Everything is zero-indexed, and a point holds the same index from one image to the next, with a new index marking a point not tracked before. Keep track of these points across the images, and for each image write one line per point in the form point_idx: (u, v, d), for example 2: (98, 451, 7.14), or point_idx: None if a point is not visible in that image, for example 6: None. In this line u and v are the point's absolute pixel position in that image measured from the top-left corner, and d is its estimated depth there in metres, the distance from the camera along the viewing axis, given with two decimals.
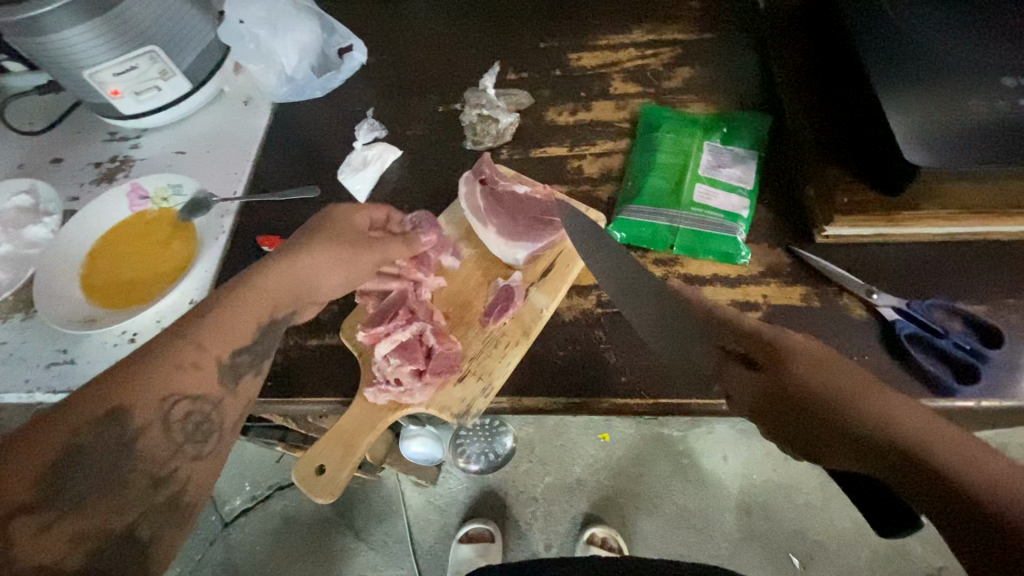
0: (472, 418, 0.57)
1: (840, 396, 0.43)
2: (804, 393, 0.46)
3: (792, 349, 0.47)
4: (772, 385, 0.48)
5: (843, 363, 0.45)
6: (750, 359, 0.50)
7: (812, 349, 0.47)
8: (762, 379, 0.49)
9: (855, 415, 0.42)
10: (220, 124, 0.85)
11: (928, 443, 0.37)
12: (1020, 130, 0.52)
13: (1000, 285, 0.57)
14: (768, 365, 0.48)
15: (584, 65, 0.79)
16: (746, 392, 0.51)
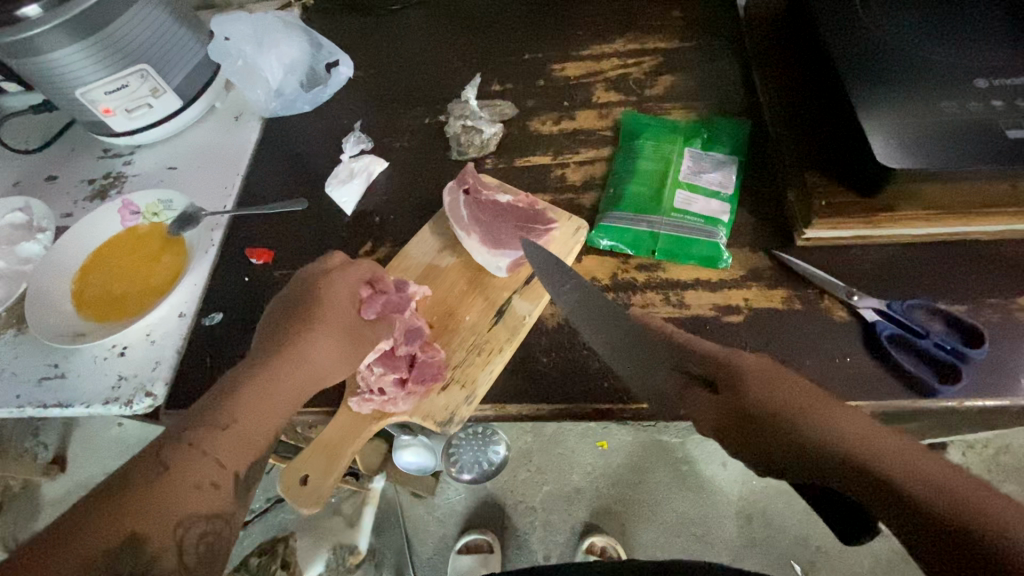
0: (456, 426, 0.57)
1: (795, 415, 0.45)
2: (756, 414, 0.48)
3: (747, 368, 0.50)
4: (724, 405, 0.51)
5: (783, 377, 0.49)
6: (710, 379, 0.53)
7: (764, 368, 0.50)
8: (714, 395, 0.52)
9: (807, 429, 0.44)
10: (212, 140, 0.87)
11: (873, 454, 0.40)
12: (992, 129, 0.52)
13: (984, 286, 0.57)
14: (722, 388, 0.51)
15: (568, 75, 0.80)
16: (704, 411, 0.52)
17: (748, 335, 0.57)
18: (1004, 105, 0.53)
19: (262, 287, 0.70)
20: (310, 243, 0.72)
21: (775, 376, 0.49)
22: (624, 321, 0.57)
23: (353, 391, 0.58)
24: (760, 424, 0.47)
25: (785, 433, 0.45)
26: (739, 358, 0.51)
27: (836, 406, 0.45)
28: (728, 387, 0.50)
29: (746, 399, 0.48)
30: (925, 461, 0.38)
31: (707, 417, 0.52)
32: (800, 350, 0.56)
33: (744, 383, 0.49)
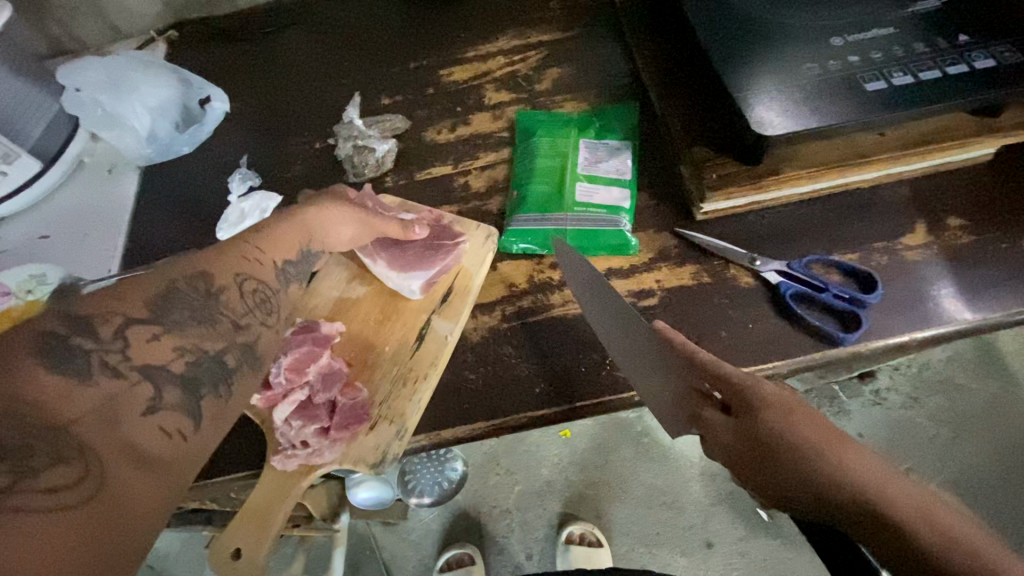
0: (390, 464, 0.54)
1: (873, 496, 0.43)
2: (817, 487, 0.45)
3: (807, 440, 0.47)
4: (769, 465, 0.49)
5: (847, 447, 0.47)
6: (747, 435, 0.50)
7: (786, 399, 0.50)
8: (748, 440, 0.51)
9: (893, 517, 0.41)
10: (85, 200, 0.79)
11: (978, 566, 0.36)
12: (854, 83, 0.55)
13: (873, 232, 0.60)
14: (764, 447, 0.49)
15: (456, 80, 0.78)
16: (743, 459, 0.51)
17: (665, 316, 0.58)
18: (861, 60, 0.56)
19: None
20: None
21: (837, 440, 0.47)
22: (637, 332, 0.56)
23: (274, 448, 0.54)
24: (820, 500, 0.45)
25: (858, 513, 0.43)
26: (784, 415, 0.49)
27: (857, 449, 0.47)
28: (748, 415, 0.50)
29: (809, 472, 0.46)
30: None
31: (720, 439, 0.53)
32: (716, 321, 0.57)
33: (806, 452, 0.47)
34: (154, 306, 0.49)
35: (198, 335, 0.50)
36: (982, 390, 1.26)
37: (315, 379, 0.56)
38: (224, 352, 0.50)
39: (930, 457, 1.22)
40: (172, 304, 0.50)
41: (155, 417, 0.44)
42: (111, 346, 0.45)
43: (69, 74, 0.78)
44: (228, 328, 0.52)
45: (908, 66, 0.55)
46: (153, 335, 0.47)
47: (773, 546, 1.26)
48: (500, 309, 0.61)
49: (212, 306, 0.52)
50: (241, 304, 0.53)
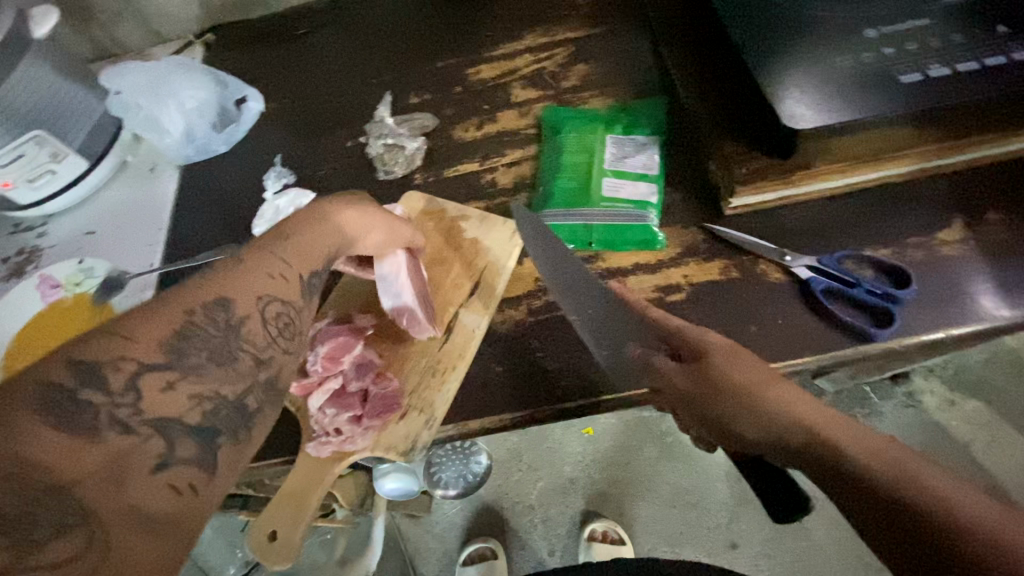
0: (420, 453, 0.55)
1: (815, 433, 0.45)
2: (765, 426, 0.48)
3: (748, 385, 0.49)
4: (720, 411, 0.52)
5: (784, 388, 0.49)
6: (698, 385, 0.53)
7: (737, 352, 0.52)
8: (700, 388, 0.52)
9: (838, 455, 0.43)
10: (129, 199, 0.82)
11: (906, 490, 0.39)
12: (889, 75, 0.54)
13: (908, 226, 0.59)
14: (715, 396, 0.51)
15: (483, 78, 0.79)
16: (697, 408, 0.54)
17: (693, 312, 0.58)
18: (895, 52, 0.55)
19: None
20: None
21: (777, 381, 0.49)
22: (618, 300, 0.59)
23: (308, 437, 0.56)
24: (772, 439, 0.48)
25: (806, 450, 0.45)
26: (726, 365, 0.50)
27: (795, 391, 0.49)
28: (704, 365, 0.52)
29: (759, 417, 0.49)
30: (974, 507, 0.37)
31: (680, 388, 0.54)
32: (744, 316, 0.57)
33: (757, 397, 0.49)
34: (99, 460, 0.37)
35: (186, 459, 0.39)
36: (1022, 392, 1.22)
37: (348, 368, 0.58)
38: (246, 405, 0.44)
39: (964, 461, 1.19)
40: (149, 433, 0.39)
41: (161, 491, 0.37)
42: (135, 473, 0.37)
43: (113, 78, 0.80)
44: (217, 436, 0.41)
45: (945, 58, 0.54)
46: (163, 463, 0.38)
47: (800, 549, 1.24)
48: (527, 304, 0.62)
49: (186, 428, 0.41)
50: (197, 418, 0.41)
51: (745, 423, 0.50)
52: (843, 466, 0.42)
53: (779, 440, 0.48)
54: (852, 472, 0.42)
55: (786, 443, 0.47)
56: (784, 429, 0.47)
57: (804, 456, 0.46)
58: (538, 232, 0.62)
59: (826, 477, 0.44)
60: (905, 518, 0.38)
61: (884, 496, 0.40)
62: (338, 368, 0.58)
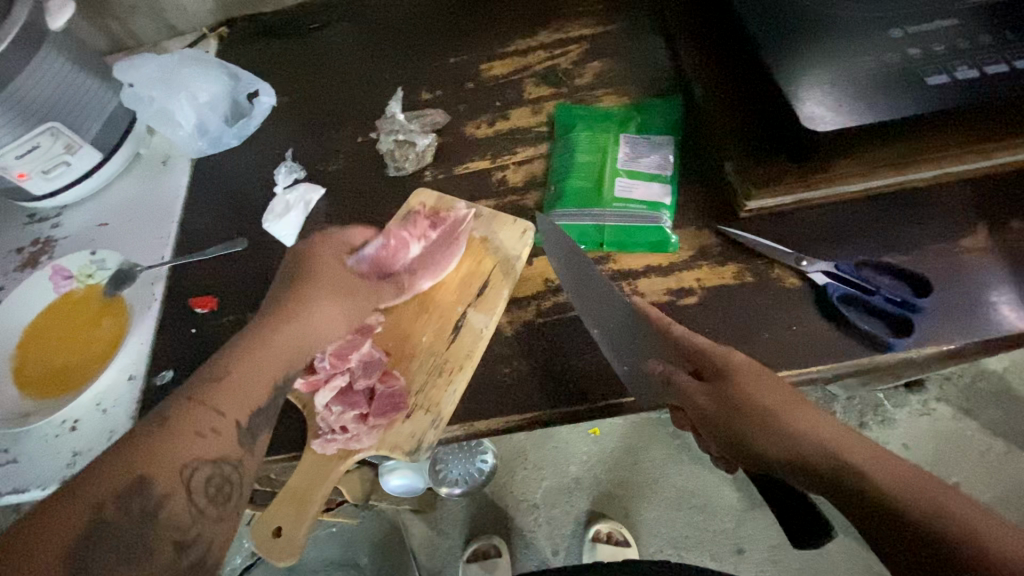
0: (425, 453, 0.54)
1: (841, 459, 0.42)
2: (787, 453, 0.45)
3: (768, 405, 0.47)
4: (738, 434, 0.48)
5: (808, 411, 0.46)
6: (716, 404, 0.50)
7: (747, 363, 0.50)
8: (717, 410, 0.50)
9: (865, 483, 0.40)
10: (141, 191, 0.83)
11: (940, 522, 0.36)
12: (913, 77, 0.52)
13: (931, 232, 0.57)
14: (732, 417, 0.49)
15: (495, 75, 0.79)
16: (712, 429, 0.51)
17: (706, 316, 0.57)
18: (921, 53, 0.53)
19: (209, 336, 0.67)
20: (257, 282, 0.70)
21: (800, 403, 0.47)
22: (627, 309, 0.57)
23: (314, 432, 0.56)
24: (794, 466, 0.45)
25: (831, 477, 0.42)
26: (747, 384, 0.48)
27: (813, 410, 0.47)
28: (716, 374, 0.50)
29: (775, 437, 0.46)
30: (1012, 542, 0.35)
31: (694, 401, 0.52)
32: (758, 322, 0.56)
33: (780, 421, 0.46)
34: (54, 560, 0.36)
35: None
36: None
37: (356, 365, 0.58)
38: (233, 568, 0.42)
39: (979, 472, 1.17)
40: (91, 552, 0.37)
41: None
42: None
43: (125, 70, 0.79)
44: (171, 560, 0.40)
45: (973, 60, 0.52)
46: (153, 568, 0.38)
47: (808, 557, 1.22)
48: (536, 305, 0.61)
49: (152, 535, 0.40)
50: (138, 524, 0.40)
51: (767, 449, 0.47)
52: (870, 495, 0.39)
53: (802, 469, 0.44)
54: (877, 501, 0.39)
55: (808, 470, 0.44)
56: (806, 455, 0.44)
57: (830, 486, 0.42)
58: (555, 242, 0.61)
59: (853, 510, 0.41)
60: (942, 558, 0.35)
61: (916, 530, 0.37)
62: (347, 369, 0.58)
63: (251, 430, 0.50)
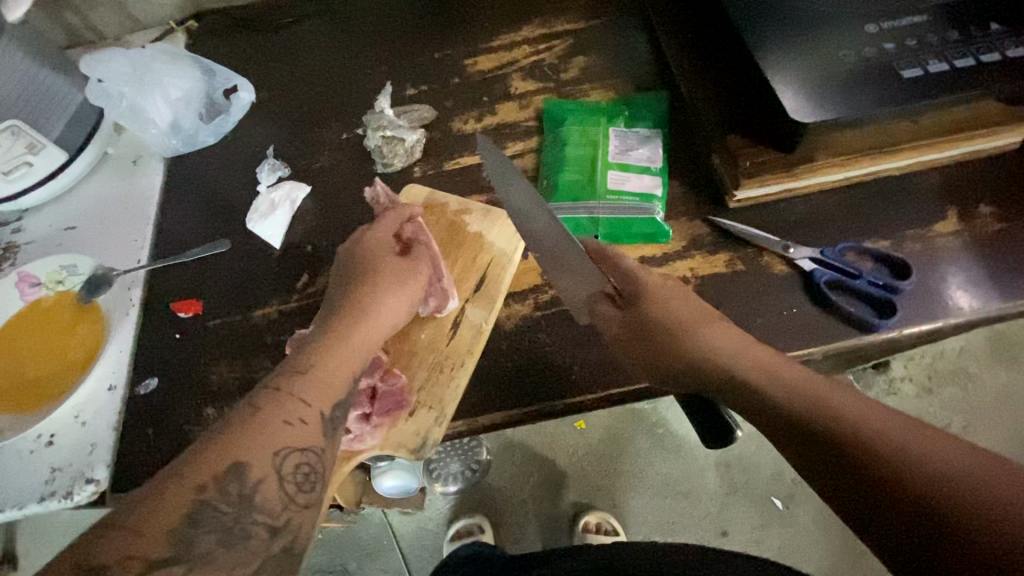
0: (431, 449, 0.53)
1: (750, 374, 0.48)
2: (710, 374, 0.50)
3: (687, 329, 0.52)
4: (664, 359, 0.53)
5: (726, 335, 0.51)
6: (637, 327, 0.55)
7: (672, 299, 0.55)
8: (636, 336, 0.55)
9: (771, 396, 0.46)
10: (111, 192, 0.79)
11: (827, 417, 0.42)
12: (891, 70, 0.54)
13: (907, 218, 0.60)
14: (655, 342, 0.53)
15: (481, 69, 0.79)
16: (633, 353, 0.55)
17: None
18: (896, 47, 0.55)
19: (195, 341, 0.65)
20: (244, 284, 0.67)
21: (722, 326, 0.52)
22: None
23: None
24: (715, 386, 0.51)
25: (738, 388, 0.48)
26: (678, 316, 0.53)
27: (734, 337, 0.51)
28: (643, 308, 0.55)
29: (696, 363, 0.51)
30: (883, 423, 0.41)
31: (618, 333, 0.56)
32: (751, 308, 0.58)
33: (693, 342, 0.51)
34: (175, 534, 0.39)
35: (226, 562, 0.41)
36: (995, 379, 1.27)
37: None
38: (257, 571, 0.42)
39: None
40: (197, 529, 0.40)
41: None
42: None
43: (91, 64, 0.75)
44: (264, 539, 0.43)
45: (944, 53, 0.54)
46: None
47: (788, 535, 1.26)
48: (534, 298, 0.61)
49: (246, 518, 0.42)
50: (234, 509, 0.42)
51: (691, 372, 0.52)
52: (777, 407, 0.45)
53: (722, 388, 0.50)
54: (782, 410, 0.45)
55: (728, 390, 0.50)
56: (724, 374, 0.49)
57: (745, 402, 0.48)
58: (500, 173, 0.60)
59: (762, 419, 0.47)
60: (829, 446, 0.41)
61: (808, 426, 0.43)
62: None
63: (335, 421, 0.49)
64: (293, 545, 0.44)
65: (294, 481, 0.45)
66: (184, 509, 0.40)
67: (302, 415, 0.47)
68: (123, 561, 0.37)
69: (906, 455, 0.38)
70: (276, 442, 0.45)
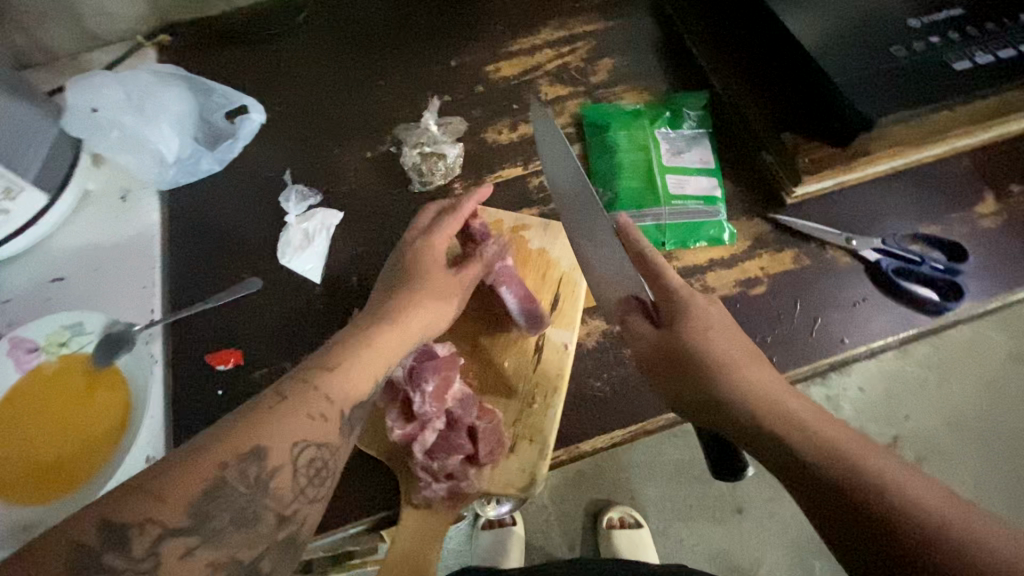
0: (540, 485, 0.51)
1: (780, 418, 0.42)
2: (731, 407, 0.45)
3: (727, 355, 0.47)
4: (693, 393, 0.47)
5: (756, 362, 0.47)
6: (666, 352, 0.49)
7: (711, 312, 0.50)
8: (663, 356, 0.50)
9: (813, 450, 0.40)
10: (101, 235, 0.69)
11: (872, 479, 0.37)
12: (942, 63, 0.56)
13: (951, 203, 0.63)
14: (683, 379, 0.47)
15: (505, 76, 0.75)
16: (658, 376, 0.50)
17: (776, 303, 0.59)
18: (941, 41, 0.57)
19: (242, 395, 0.59)
20: (287, 326, 0.62)
21: (760, 362, 0.48)
22: None
23: (410, 487, 0.50)
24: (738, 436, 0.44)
25: (762, 423, 0.43)
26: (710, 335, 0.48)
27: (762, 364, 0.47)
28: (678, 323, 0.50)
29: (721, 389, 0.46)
30: (906, 483, 0.36)
31: (646, 352, 0.50)
32: (824, 302, 0.59)
33: (724, 368, 0.46)
34: (196, 507, 0.36)
35: (238, 544, 0.38)
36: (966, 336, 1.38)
37: (453, 403, 0.52)
38: (261, 558, 0.39)
39: (921, 402, 1.27)
40: (213, 505, 0.37)
41: None
42: (116, 562, 0.34)
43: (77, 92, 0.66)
44: (272, 527, 0.39)
45: (986, 45, 0.56)
46: (188, 549, 0.36)
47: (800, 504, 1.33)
48: None
49: (259, 500, 0.39)
50: (251, 490, 0.39)
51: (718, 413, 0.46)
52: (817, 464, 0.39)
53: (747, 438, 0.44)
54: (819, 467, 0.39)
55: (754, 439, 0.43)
56: (754, 419, 0.43)
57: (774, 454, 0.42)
58: (548, 144, 0.60)
59: (779, 465, 0.41)
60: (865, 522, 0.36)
61: (852, 492, 0.37)
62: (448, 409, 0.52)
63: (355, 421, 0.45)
64: (296, 537, 0.40)
65: (305, 474, 0.41)
66: (205, 483, 0.37)
67: (323, 410, 0.43)
68: (143, 525, 0.35)
69: (912, 525, 0.35)
70: (291, 433, 0.41)
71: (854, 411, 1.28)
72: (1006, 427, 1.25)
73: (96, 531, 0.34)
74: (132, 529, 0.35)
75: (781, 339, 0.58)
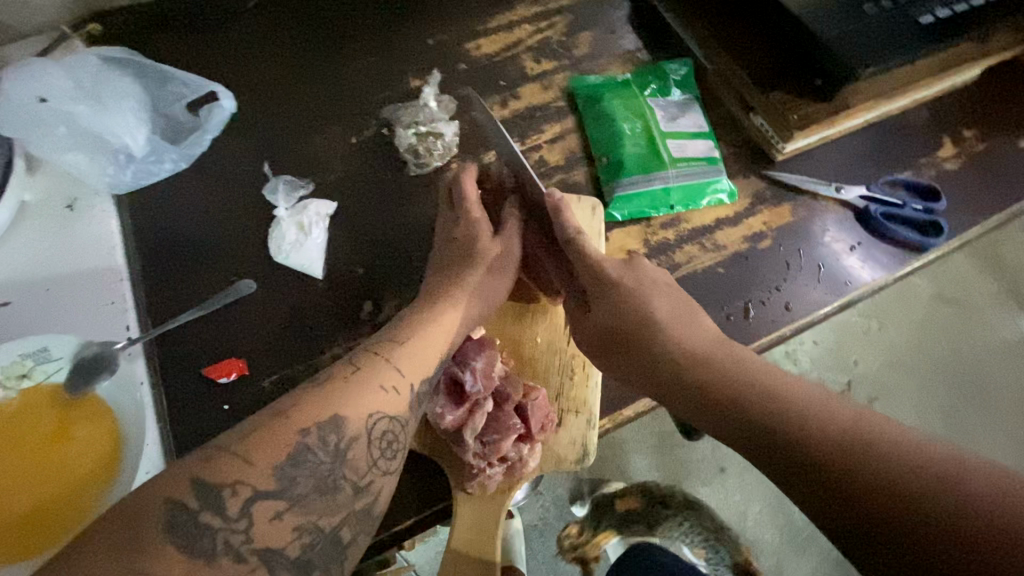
0: (593, 456, 0.52)
1: (784, 414, 0.42)
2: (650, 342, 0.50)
3: None
4: (707, 418, 0.46)
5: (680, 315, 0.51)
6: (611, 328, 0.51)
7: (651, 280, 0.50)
8: None
9: (847, 468, 0.37)
10: (45, 248, 0.59)
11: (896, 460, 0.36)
12: (910, 18, 0.60)
13: (918, 150, 0.69)
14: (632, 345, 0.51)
15: (487, 53, 0.72)
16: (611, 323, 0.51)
17: (782, 254, 0.62)
18: None
19: (253, 404, 0.53)
20: (292, 325, 0.57)
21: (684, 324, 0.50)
22: (716, 268, 0.61)
23: (464, 475, 0.48)
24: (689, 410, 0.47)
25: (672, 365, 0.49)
26: None
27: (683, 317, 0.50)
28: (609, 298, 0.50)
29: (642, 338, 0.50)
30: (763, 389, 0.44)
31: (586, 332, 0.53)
32: (823, 248, 0.63)
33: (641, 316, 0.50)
34: (278, 471, 0.37)
35: (322, 511, 0.38)
36: None
37: (499, 382, 0.51)
38: (341, 526, 0.39)
39: (867, 345, 1.25)
40: (298, 470, 0.38)
41: None
42: (214, 521, 0.35)
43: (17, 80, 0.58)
44: (349, 496, 0.40)
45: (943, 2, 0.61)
46: (277, 512, 0.37)
47: None
48: None
49: (338, 470, 0.40)
50: (331, 458, 0.39)
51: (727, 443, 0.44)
52: (841, 471, 0.37)
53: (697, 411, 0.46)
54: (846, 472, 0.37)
55: (779, 454, 0.41)
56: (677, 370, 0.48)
57: (777, 456, 0.41)
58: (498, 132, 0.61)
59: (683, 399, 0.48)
60: (900, 530, 0.34)
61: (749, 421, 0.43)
62: (495, 389, 0.51)
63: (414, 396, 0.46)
64: (372, 510, 0.41)
65: (377, 445, 0.42)
66: (290, 448, 0.38)
67: (394, 382, 0.44)
68: (234, 486, 0.36)
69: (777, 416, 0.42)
70: (368, 404, 0.42)
71: (811, 361, 1.24)
72: (937, 361, 1.25)
73: (178, 489, 0.35)
74: (226, 489, 0.36)
75: (792, 286, 0.61)
